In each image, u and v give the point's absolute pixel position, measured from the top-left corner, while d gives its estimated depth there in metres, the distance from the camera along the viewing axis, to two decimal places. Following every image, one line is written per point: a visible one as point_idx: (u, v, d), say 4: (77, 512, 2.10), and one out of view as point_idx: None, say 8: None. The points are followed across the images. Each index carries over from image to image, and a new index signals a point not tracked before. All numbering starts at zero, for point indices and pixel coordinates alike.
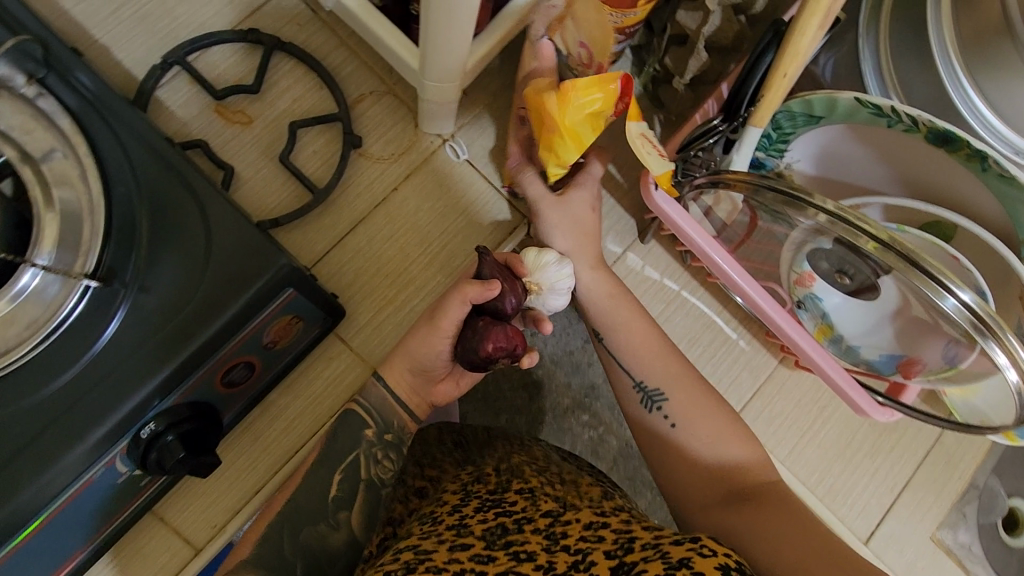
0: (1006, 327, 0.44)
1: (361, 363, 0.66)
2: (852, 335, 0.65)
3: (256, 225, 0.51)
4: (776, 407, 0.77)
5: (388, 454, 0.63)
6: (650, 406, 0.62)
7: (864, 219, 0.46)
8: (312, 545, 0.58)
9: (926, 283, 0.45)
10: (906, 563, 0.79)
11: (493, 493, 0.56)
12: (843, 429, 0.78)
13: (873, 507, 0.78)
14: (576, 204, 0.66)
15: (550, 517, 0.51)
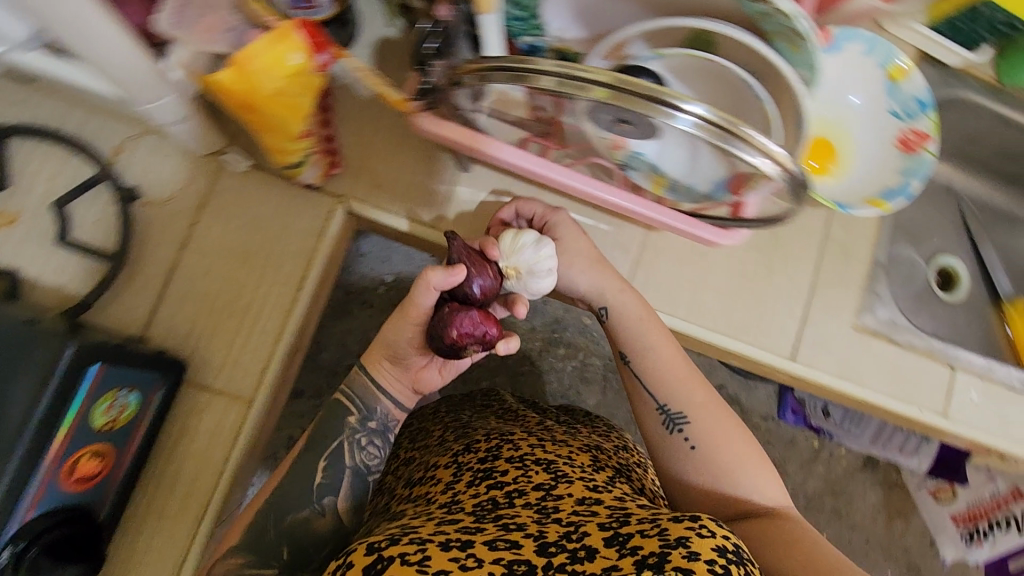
0: (742, 125, 0.44)
1: (237, 402, 0.64)
2: (679, 174, 0.64)
3: (33, 327, 0.48)
4: (658, 271, 0.76)
5: (371, 441, 0.68)
6: (671, 427, 0.65)
7: (584, 67, 0.44)
8: (294, 532, 0.62)
9: (656, 111, 0.44)
10: (839, 361, 0.80)
11: (482, 464, 0.65)
12: (733, 265, 0.78)
13: (789, 324, 0.79)
14: (567, 235, 0.68)
15: (542, 492, 0.58)
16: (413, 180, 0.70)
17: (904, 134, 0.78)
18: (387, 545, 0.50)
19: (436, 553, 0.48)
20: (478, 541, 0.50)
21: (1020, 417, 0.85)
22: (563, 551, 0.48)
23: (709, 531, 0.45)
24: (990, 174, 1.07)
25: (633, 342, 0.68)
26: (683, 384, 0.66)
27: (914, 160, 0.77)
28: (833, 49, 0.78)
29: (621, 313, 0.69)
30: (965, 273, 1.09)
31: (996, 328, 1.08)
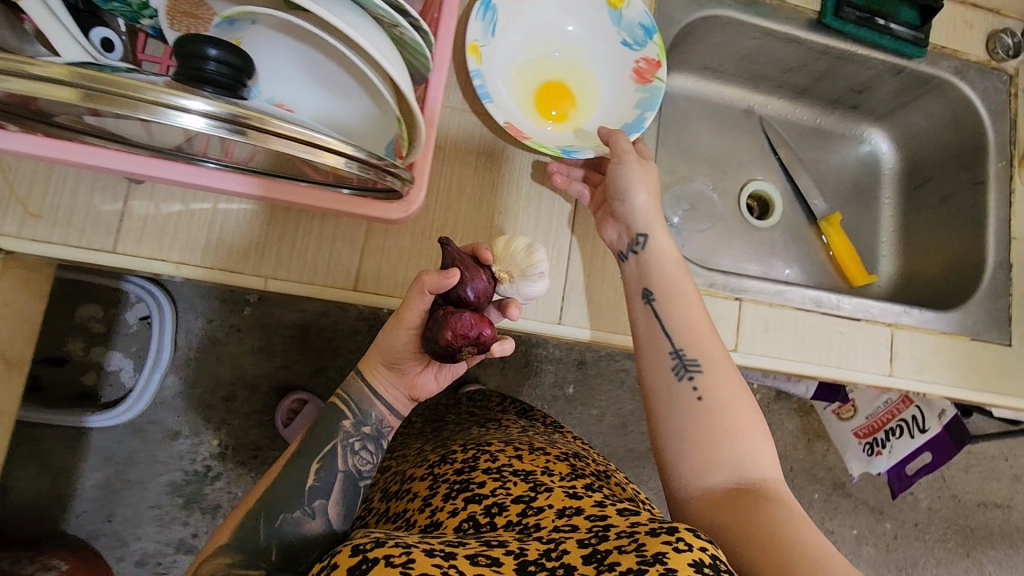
0: (262, 121, 0.40)
1: None
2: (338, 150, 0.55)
3: None
4: (393, 256, 0.70)
5: (365, 445, 0.68)
6: (683, 373, 0.64)
7: (35, 64, 0.36)
8: (285, 531, 0.62)
9: (146, 111, 0.37)
10: (612, 318, 0.77)
11: (460, 475, 0.69)
12: (479, 234, 0.74)
13: (551, 288, 0.76)
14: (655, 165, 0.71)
15: (523, 505, 0.62)
16: (74, 204, 0.62)
17: (637, 64, 0.79)
18: (372, 547, 0.51)
19: (421, 558, 0.50)
20: (462, 554, 0.52)
21: (816, 336, 0.83)
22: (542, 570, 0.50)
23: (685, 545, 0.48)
24: (785, 90, 1.04)
25: (661, 282, 0.68)
26: (703, 337, 0.65)
27: (648, 89, 0.77)
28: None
29: (655, 254, 0.69)
30: (779, 196, 1.06)
31: (818, 246, 1.06)
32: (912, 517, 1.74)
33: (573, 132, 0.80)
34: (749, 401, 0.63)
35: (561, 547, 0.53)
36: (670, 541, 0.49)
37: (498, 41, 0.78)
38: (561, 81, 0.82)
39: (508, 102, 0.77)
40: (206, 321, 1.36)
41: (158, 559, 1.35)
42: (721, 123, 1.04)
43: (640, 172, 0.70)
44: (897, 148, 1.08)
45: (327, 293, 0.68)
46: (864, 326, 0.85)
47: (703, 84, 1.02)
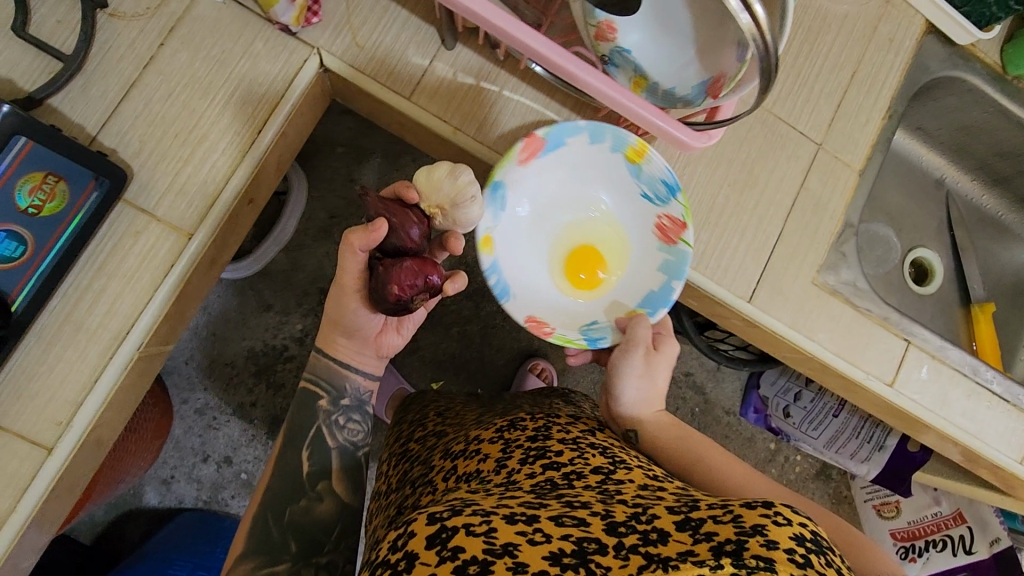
0: None
1: (175, 232, 0.62)
2: (661, 76, 0.64)
3: None
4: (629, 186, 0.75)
5: (348, 417, 0.73)
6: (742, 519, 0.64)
7: None
8: (293, 518, 0.66)
9: None
10: (793, 313, 0.79)
11: (533, 445, 0.67)
12: (701, 196, 0.77)
13: (750, 267, 0.78)
14: (661, 368, 0.73)
15: (602, 476, 0.61)
16: (394, 47, 0.69)
17: (661, 220, 0.76)
18: (450, 517, 0.49)
19: (502, 526, 0.48)
20: (545, 517, 0.49)
21: (962, 402, 0.85)
22: (634, 532, 0.47)
23: (785, 518, 0.43)
24: (982, 174, 1.07)
25: (690, 455, 0.65)
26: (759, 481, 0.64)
27: (672, 251, 0.75)
28: (552, 148, 0.72)
29: (651, 435, 0.69)
30: (940, 269, 1.08)
31: (959, 330, 1.08)
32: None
33: (599, 305, 0.79)
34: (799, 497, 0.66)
35: (649, 513, 0.50)
36: (768, 513, 0.44)
37: (507, 217, 0.75)
38: (590, 244, 0.79)
39: (534, 290, 0.77)
40: (329, 217, 1.32)
41: (216, 414, 1.30)
42: (909, 183, 1.07)
43: (637, 368, 0.72)
44: None
45: None
46: (1006, 408, 0.86)
47: (912, 142, 1.06)
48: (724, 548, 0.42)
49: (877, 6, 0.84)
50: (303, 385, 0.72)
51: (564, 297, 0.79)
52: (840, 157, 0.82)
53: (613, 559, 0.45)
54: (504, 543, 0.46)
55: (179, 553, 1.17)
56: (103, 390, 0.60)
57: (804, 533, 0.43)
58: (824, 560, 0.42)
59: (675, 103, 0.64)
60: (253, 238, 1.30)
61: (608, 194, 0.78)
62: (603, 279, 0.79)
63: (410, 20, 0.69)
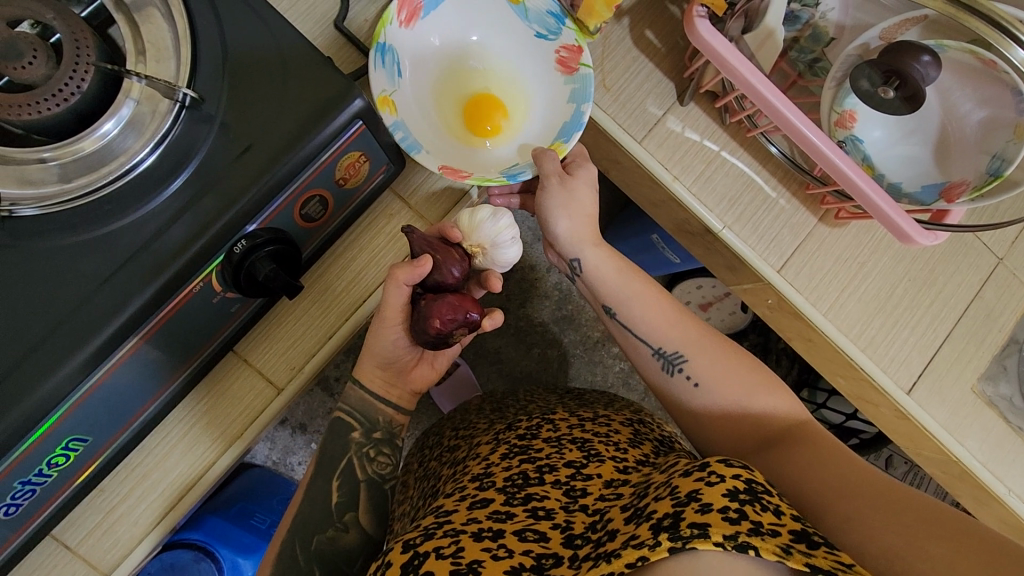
0: None
1: (420, 221, 0.69)
2: (893, 173, 0.68)
3: (340, 76, 0.55)
4: (816, 261, 0.78)
5: (378, 451, 0.73)
6: (672, 370, 0.69)
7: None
8: (322, 548, 0.67)
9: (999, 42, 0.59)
10: (945, 415, 0.81)
11: (519, 443, 0.85)
12: (882, 284, 0.80)
13: (915, 360, 0.80)
14: (579, 188, 0.69)
15: (572, 474, 0.76)
16: (635, 95, 0.75)
17: (559, 53, 0.68)
18: (421, 542, 0.66)
19: (468, 543, 0.65)
20: (509, 533, 0.66)
21: None
22: (587, 542, 0.62)
23: (718, 477, 0.48)
24: None
25: (613, 296, 0.72)
26: (671, 328, 0.69)
27: (577, 79, 0.67)
28: (430, 3, 0.66)
29: (594, 267, 0.72)
30: None
31: None
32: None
33: (515, 150, 0.70)
34: (732, 350, 0.68)
35: (604, 518, 0.64)
36: (703, 475, 0.49)
37: (404, 77, 0.66)
38: (478, 93, 0.70)
39: (438, 145, 0.67)
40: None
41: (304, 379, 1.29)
42: None
43: (560, 201, 0.68)
44: None
45: (760, 263, 0.77)
46: None
47: None
48: (660, 523, 0.46)
49: None
50: (339, 416, 0.71)
51: (476, 152, 0.69)
52: (1017, 275, 0.84)
53: (565, 568, 0.60)
54: (469, 561, 0.62)
55: (257, 503, 1.22)
56: (331, 348, 0.66)
57: (736, 486, 0.47)
58: (761, 504, 0.46)
59: (901, 196, 0.67)
60: None
61: (477, 34, 0.69)
62: (510, 123, 0.70)
63: (654, 73, 0.75)
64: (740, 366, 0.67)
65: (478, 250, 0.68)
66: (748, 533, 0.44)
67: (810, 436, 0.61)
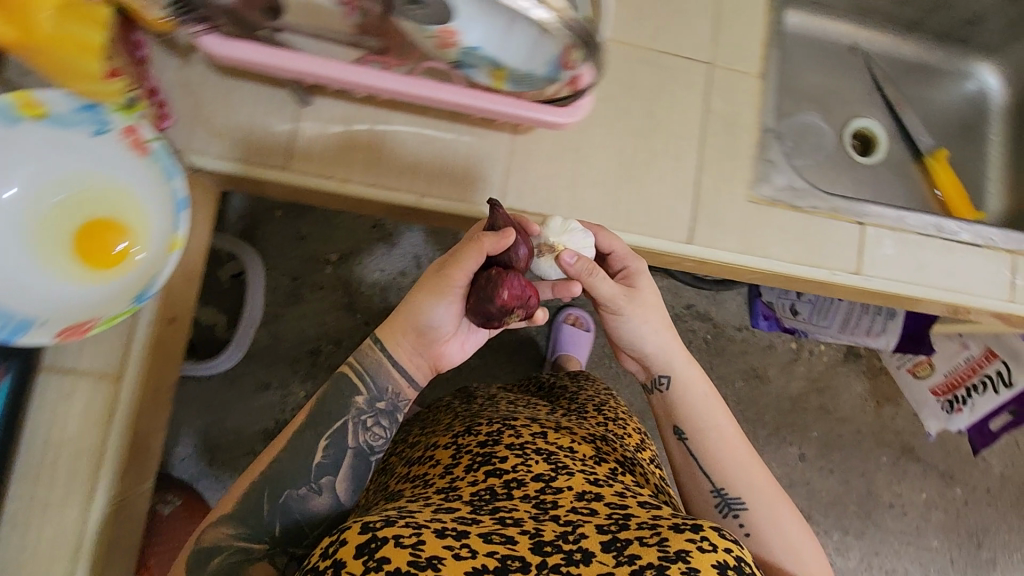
0: None
1: (103, 383, 0.63)
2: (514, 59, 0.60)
3: None
4: (532, 173, 0.73)
5: (376, 421, 0.66)
6: (727, 511, 0.66)
7: None
8: (289, 507, 0.62)
9: None
10: (738, 239, 0.77)
11: (482, 447, 0.66)
12: (609, 157, 0.75)
13: (681, 208, 0.76)
14: (645, 294, 0.68)
15: (542, 484, 0.60)
16: (253, 123, 0.67)
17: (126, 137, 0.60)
18: (381, 525, 0.50)
19: (430, 538, 0.50)
20: (474, 533, 0.52)
21: (937, 262, 0.83)
22: (557, 551, 0.51)
23: (709, 546, 0.49)
24: (892, 25, 1.03)
25: (693, 419, 0.70)
26: (744, 471, 0.67)
27: (154, 155, 0.60)
28: None
29: (682, 386, 0.71)
30: (882, 133, 1.05)
31: (922, 181, 1.05)
32: (985, 482, 1.54)
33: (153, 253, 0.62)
34: (791, 507, 0.66)
35: (575, 531, 0.53)
36: (694, 537, 0.50)
37: None
38: (84, 219, 0.62)
39: (69, 301, 0.60)
40: (293, 280, 1.34)
41: None
42: (823, 59, 1.04)
43: (640, 321, 0.68)
44: (1007, 83, 1.06)
45: (477, 209, 0.71)
46: (980, 254, 0.84)
47: (814, 18, 1.02)
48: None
49: None
50: (344, 372, 0.66)
51: (117, 281, 0.62)
52: (735, 67, 0.79)
53: None
54: (429, 556, 0.49)
55: None
56: (89, 558, 0.62)
57: (722, 559, 0.49)
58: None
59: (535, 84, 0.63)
60: (229, 325, 1.29)
61: (31, 166, 0.60)
62: (136, 231, 0.63)
63: (258, 91, 0.67)
64: (772, 486, 0.66)
65: (553, 251, 0.66)
66: None
67: None
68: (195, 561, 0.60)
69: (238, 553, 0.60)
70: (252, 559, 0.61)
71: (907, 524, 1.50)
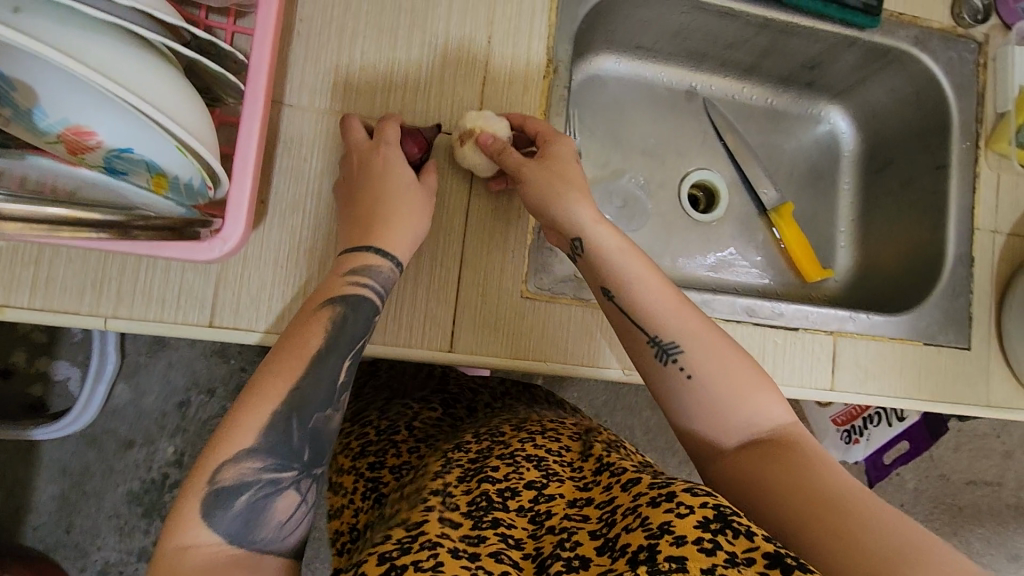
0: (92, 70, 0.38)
1: None
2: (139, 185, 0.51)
3: None
4: (253, 281, 0.62)
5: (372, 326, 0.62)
6: (665, 360, 0.60)
7: None
8: (317, 431, 0.55)
9: None
10: (510, 341, 0.68)
11: (471, 459, 0.63)
12: None
13: (440, 312, 0.67)
14: (558, 154, 0.64)
15: (536, 492, 0.56)
16: None
17: None
18: (399, 555, 0.48)
19: (447, 559, 0.47)
20: (483, 553, 0.48)
21: (750, 349, 0.75)
22: (559, 562, 0.47)
23: (687, 508, 0.45)
24: (729, 69, 0.94)
25: (618, 276, 0.62)
26: (696, 343, 0.59)
27: None
28: None
29: (597, 247, 0.62)
30: (724, 187, 0.97)
31: (769, 238, 0.98)
32: (899, 497, 1.51)
33: None
34: (748, 364, 0.60)
35: (571, 539, 0.49)
36: (671, 507, 0.46)
37: None
38: None
39: None
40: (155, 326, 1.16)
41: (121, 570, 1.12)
42: (656, 107, 0.95)
43: (552, 176, 0.63)
44: (857, 127, 0.98)
45: (183, 329, 0.61)
46: (802, 336, 0.77)
47: (641, 64, 0.92)
48: (636, 558, 0.43)
49: None
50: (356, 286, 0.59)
51: None
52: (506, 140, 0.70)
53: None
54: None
55: None
56: None
57: (709, 514, 0.44)
58: (731, 532, 0.44)
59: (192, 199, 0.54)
60: (85, 380, 1.12)
61: None
62: None
63: None
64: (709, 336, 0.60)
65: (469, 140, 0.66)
66: (723, 565, 0.41)
67: (814, 456, 0.53)
68: (210, 504, 0.49)
69: (266, 486, 0.51)
70: (281, 489, 0.52)
71: None
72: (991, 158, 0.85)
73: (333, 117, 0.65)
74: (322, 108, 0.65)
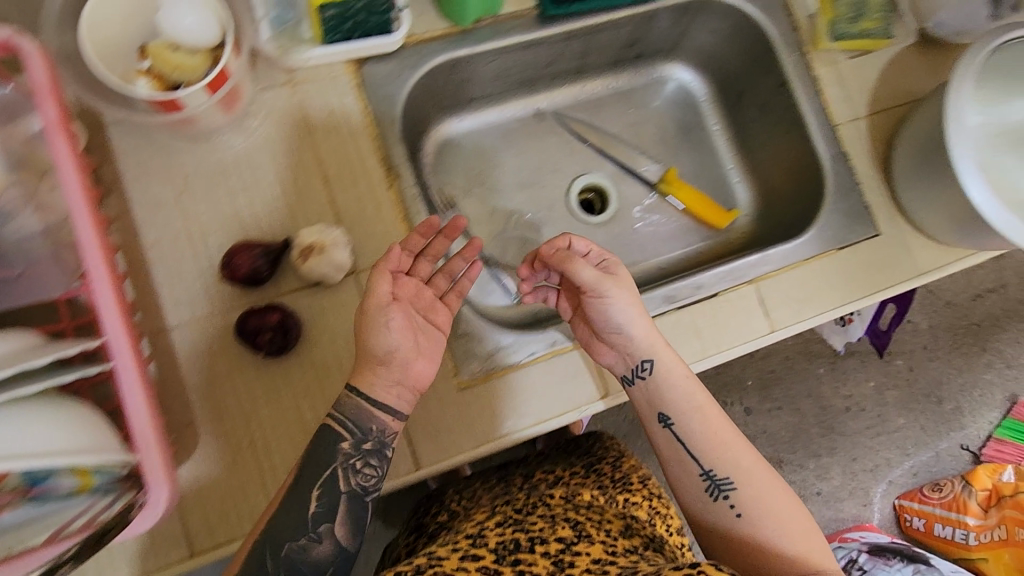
0: None
1: None
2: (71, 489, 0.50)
3: None
4: (212, 500, 0.65)
5: (366, 463, 0.62)
6: (717, 493, 0.66)
7: None
8: (293, 560, 0.58)
9: None
10: (467, 434, 0.72)
11: (516, 514, 0.68)
12: (289, 431, 0.67)
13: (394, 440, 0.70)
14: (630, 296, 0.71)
15: (564, 544, 0.62)
16: None
17: None
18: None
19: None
20: None
21: (684, 334, 0.79)
22: None
23: None
24: (564, 77, 0.97)
25: (675, 404, 0.70)
26: (751, 471, 0.66)
27: None
28: None
29: (666, 372, 0.70)
30: (608, 182, 1.00)
31: (669, 207, 1.01)
32: (920, 341, 1.51)
33: None
34: (793, 501, 0.66)
35: None
36: None
37: None
38: None
39: None
40: None
41: None
42: (515, 142, 0.98)
43: (620, 306, 0.69)
44: (701, 72, 1.01)
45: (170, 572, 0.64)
46: (726, 298, 0.80)
47: (483, 112, 0.95)
48: None
49: (287, 100, 0.72)
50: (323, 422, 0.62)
51: None
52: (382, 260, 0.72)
53: None
54: None
55: None
56: None
57: None
58: None
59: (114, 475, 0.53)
60: None
61: None
62: None
63: None
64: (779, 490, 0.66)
65: (304, 252, 0.66)
66: None
67: None
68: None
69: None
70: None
71: (867, 418, 1.48)
72: (821, 57, 0.87)
73: (219, 318, 0.67)
74: (204, 315, 0.67)
